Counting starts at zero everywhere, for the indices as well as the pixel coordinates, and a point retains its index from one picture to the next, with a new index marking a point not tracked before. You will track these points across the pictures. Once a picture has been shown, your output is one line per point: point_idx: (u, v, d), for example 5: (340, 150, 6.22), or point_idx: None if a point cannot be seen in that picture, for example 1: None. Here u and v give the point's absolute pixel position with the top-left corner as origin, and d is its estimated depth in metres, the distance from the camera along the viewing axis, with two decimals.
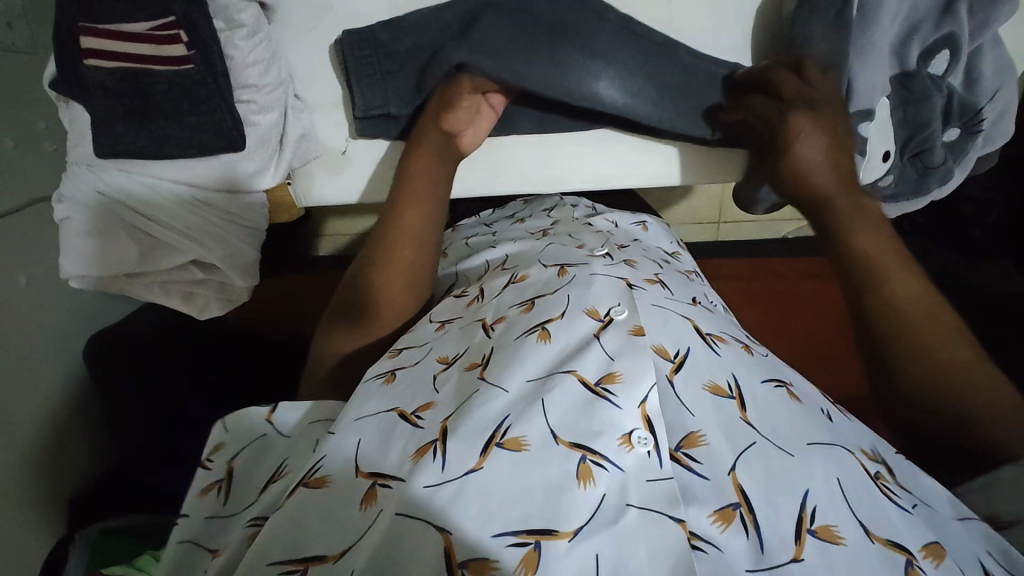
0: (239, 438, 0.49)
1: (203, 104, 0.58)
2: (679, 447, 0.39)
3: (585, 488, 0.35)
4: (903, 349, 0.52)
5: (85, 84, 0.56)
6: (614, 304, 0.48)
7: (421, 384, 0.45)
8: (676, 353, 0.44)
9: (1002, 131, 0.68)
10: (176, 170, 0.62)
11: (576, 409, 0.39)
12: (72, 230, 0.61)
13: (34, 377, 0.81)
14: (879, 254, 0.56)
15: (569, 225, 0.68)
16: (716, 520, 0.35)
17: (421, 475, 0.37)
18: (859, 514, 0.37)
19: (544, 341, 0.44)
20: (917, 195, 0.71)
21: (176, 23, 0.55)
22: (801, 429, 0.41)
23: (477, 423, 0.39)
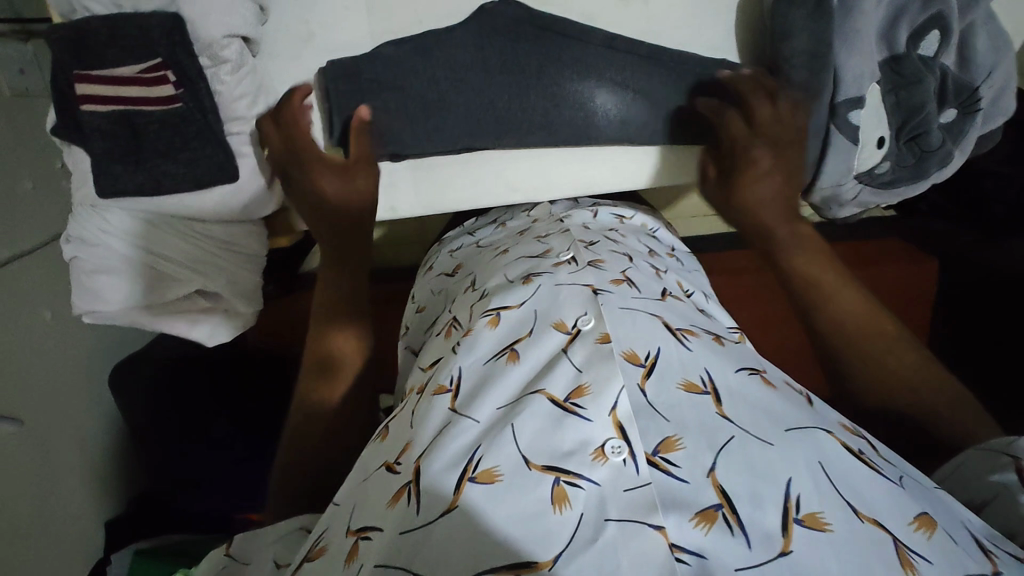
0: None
1: (193, 140, 0.60)
2: (656, 452, 0.37)
3: (561, 511, 0.35)
4: (851, 353, 0.56)
5: (83, 127, 0.58)
6: (581, 313, 0.47)
7: (405, 427, 0.45)
8: (646, 356, 0.44)
9: (1003, 107, 0.66)
10: (174, 205, 0.63)
11: (546, 429, 0.39)
12: (82, 269, 0.64)
13: (67, 405, 0.85)
14: (818, 272, 0.61)
15: (547, 227, 0.67)
16: (699, 522, 0.34)
17: (398, 518, 0.37)
18: (844, 496, 0.36)
19: (513, 362, 0.45)
20: (916, 179, 0.68)
21: (163, 64, 0.57)
22: (775, 419, 0.40)
23: (452, 455, 0.39)
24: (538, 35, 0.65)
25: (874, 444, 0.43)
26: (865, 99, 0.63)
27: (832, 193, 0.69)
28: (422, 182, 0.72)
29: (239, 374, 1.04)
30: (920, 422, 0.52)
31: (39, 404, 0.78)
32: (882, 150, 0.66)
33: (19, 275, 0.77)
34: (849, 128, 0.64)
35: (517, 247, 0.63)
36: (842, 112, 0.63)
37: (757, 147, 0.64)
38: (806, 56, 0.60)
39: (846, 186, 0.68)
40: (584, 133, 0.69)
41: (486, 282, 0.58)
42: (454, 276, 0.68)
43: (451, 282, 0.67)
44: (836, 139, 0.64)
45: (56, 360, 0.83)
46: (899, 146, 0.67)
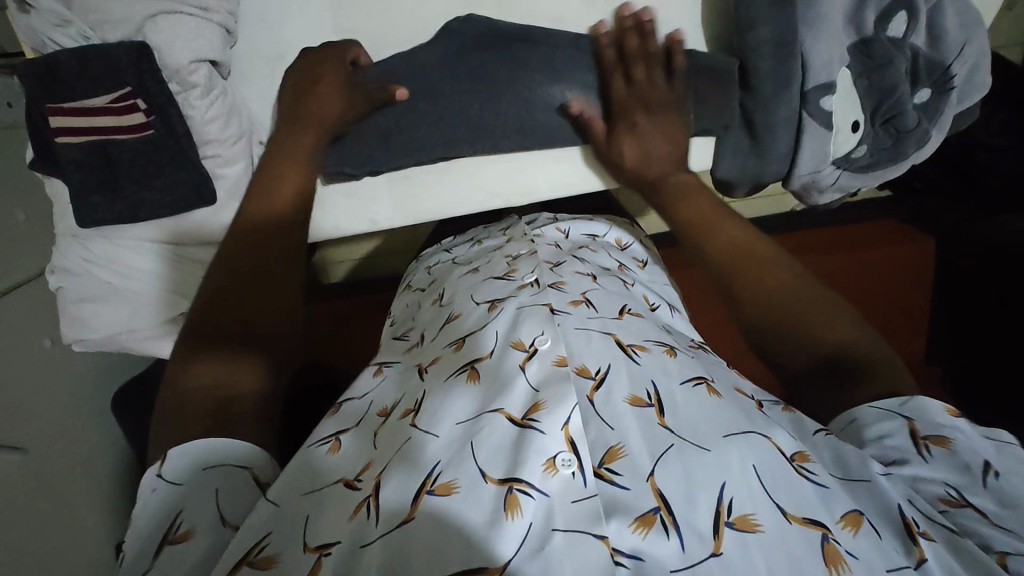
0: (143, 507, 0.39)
1: (167, 167, 0.61)
2: (602, 463, 0.39)
3: (512, 518, 0.36)
4: (743, 285, 0.53)
5: (60, 160, 0.59)
6: (538, 334, 0.48)
7: (364, 446, 0.44)
8: (597, 371, 0.45)
9: (977, 84, 0.65)
10: (160, 229, 0.65)
11: (504, 446, 0.39)
12: (67, 299, 0.64)
13: (72, 432, 0.86)
14: (699, 209, 0.60)
15: (515, 245, 0.68)
16: (636, 528, 0.35)
17: (356, 532, 0.37)
18: (775, 497, 0.37)
19: (473, 381, 0.45)
20: (895, 161, 0.68)
21: (133, 93, 0.58)
22: (717, 423, 0.40)
23: (410, 473, 0.39)
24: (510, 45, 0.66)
25: (815, 439, 0.42)
26: (836, 84, 0.63)
27: (811, 179, 0.68)
28: (400, 191, 0.72)
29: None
30: (838, 377, 0.46)
31: (44, 432, 0.79)
32: (858, 134, 0.65)
33: (16, 307, 0.78)
34: (822, 114, 0.64)
35: (484, 267, 0.64)
36: (813, 99, 0.63)
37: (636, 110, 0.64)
38: (773, 44, 0.60)
39: (824, 172, 0.68)
40: (559, 133, 0.69)
41: (454, 302, 0.59)
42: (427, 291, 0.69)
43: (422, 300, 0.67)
44: (809, 124, 0.64)
45: (59, 387, 0.84)
46: (874, 129, 0.66)
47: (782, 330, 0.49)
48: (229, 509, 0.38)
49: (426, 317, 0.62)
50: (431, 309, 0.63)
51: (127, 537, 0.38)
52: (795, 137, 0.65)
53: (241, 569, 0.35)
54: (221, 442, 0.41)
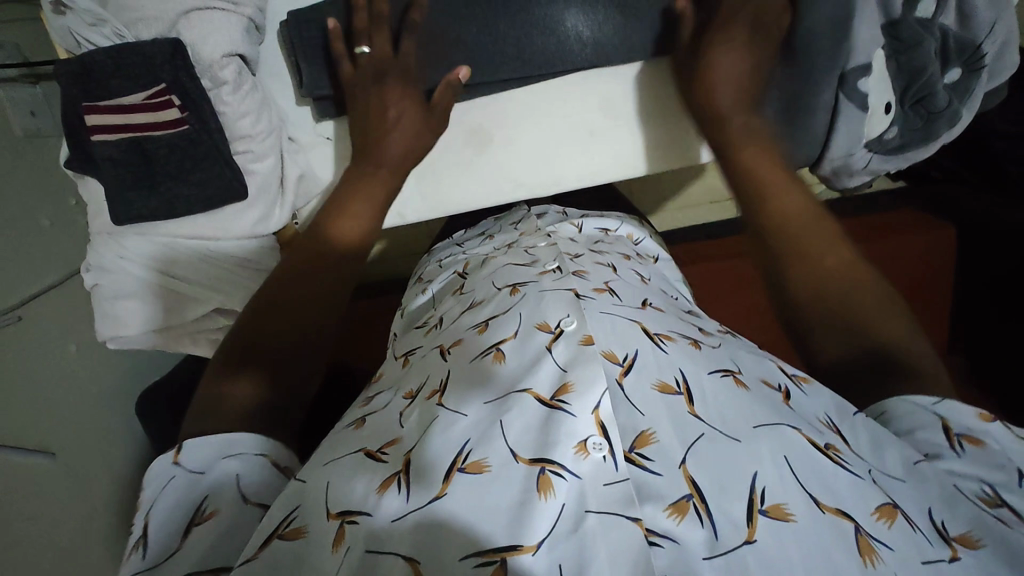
0: (154, 492, 0.41)
1: (202, 161, 0.62)
2: (632, 448, 0.38)
3: (545, 499, 0.35)
4: (786, 254, 0.53)
5: (96, 158, 0.60)
6: (564, 316, 0.47)
7: (388, 420, 0.44)
8: (624, 356, 0.43)
9: (1009, 60, 0.65)
10: (194, 227, 0.65)
11: (533, 427, 0.39)
12: (101, 295, 0.65)
13: (101, 429, 0.86)
14: (763, 166, 0.59)
15: (530, 240, 0.68)
16: (671, 513, 0.35)
17: (387, 510, 0.37)
18: (808, 486, 0.36)
19: (499, 362, 0.45)
20: (927, 142, 0.68)
21: (167, 89, 0.58)
22: (747, 413, 0.40)
23: (438, 451, 0.39)
24: (519, 19, 0.63)
25: (855, 419, 0.42)
26: (871, 65, 0.63)
27: (843, 163, 0.69)
28: (428, 184, 0.72)
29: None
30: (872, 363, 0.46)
31: (74, 429, 0.80)
32: (890, 115, 0.66)
33: (43, 311, 0.78)
34: (858, 96, 0.63)
35: (503, 255, 0.64)
36: (851, 80, 0.62)
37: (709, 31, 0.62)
38: (815, 23, 0.59)
39: (857, 155, 0.68)
40: (557, 63, 0.65)
41: (476, 289, 0.59)
42: (439, 282, 0.70)
43: (440, 291, 0.68)
44: (845, 106, 0.64)
45: (86, 391, 0.85)
46: (904, 111, 0.66)
47: (823, 306, 0.50)
48: (246, 486, 0.41)
49: (444, 303, 0.62)
50: (448, 298, 0.63)
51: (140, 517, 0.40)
52: (830, 118, 0.65)
53: (272, 540, 0.36)
54: (233, 434, 0.44)
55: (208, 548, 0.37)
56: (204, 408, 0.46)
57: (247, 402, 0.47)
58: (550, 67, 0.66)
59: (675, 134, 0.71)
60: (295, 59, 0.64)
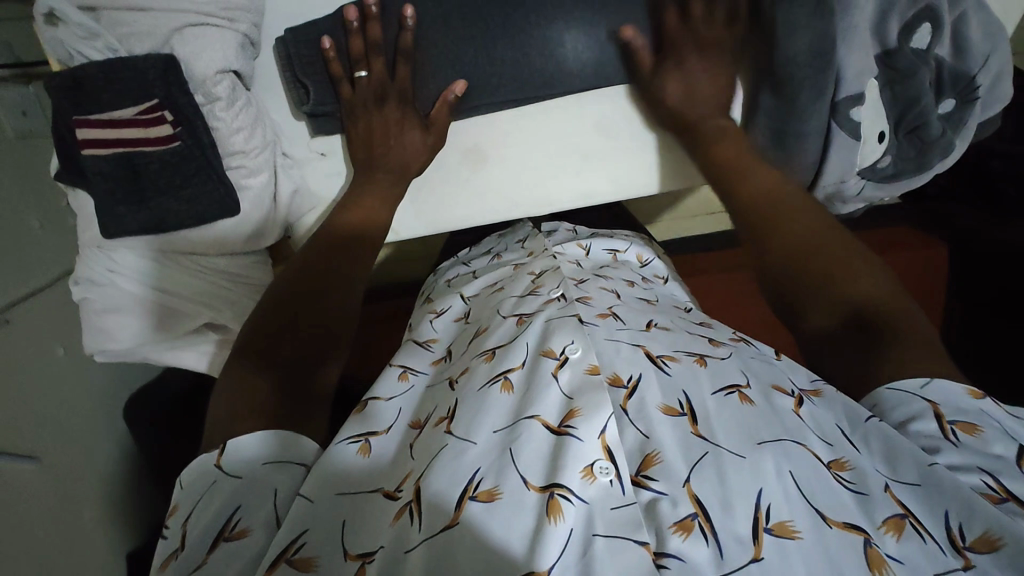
0: (194, 491, 0.41)
1: (193, 177, 0.61)
2: (638, 470, 0.39)
3: (555, 523, 0.36)
4: (762, 235, 0.58)
5: (86, 171, 0.59)
6: (568, 341, 0.46)
7: (400, 452, 0.46)
8: (629, 378, 0.44)
9: (1001, 94, 0.65)
10: (187, 242, 0.65)
11: (543, 454, 0.40)
12: (89, 308, 0.65)
13: (88, 436, 0.85)
14: (734, 154, 0.64)
15: (539, 257, 0.66)
16: (677, 531, 0.36)
17: (399, 536, 0.38)
18: (815, 502, 0.37)
19: (507, 392, 0.44)
20: (921, 171, 0.68)
21: (159, 105, 0.58)
22: (751, 430, 0.40)
23: (451, 476, 0.39)
24: (517, 41, 0.64)
25: (867, 427, 0.42)
26: (866, 95, 0.63)
27: (836, 189, 0.68)
28: (423, 202, 0.72)
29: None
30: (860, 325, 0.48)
31: (62, 436, 0.79)
32: (884, 145, 0.66)
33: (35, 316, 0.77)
34: (851, 125, 0.64)
35: (511, 283, 0.62)
36: (843, 110, 0.63)
37: (684, 47, 0.65)
38: (812, 54, 0.59)
39: (849, 182, 0.68)
40: (555, 83, 0.66)
41: (482, 315, 0.59)
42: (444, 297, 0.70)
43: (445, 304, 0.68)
44: (838, 135, 0.64)
45: (76, 397, 0.84)
46: (899, 140, 0.67)
47: (802, 284, 0.53)
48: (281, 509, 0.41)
49: (448, 327, 0.62)
50: (452, 319, 0.63)
51: (177, 519, 0.40)
52: (823, 145, 0.65)
53: (279, 566, 0.36)
54: (272, 440, 0.43)
55: (240, 570, 0.38)
56: (224, 414, 0.45)
57: (268, 393, 0.46)
58: (547, 88, 0.66)
59: (671, 158, 0.72)
60: (292, 76, 0.63)
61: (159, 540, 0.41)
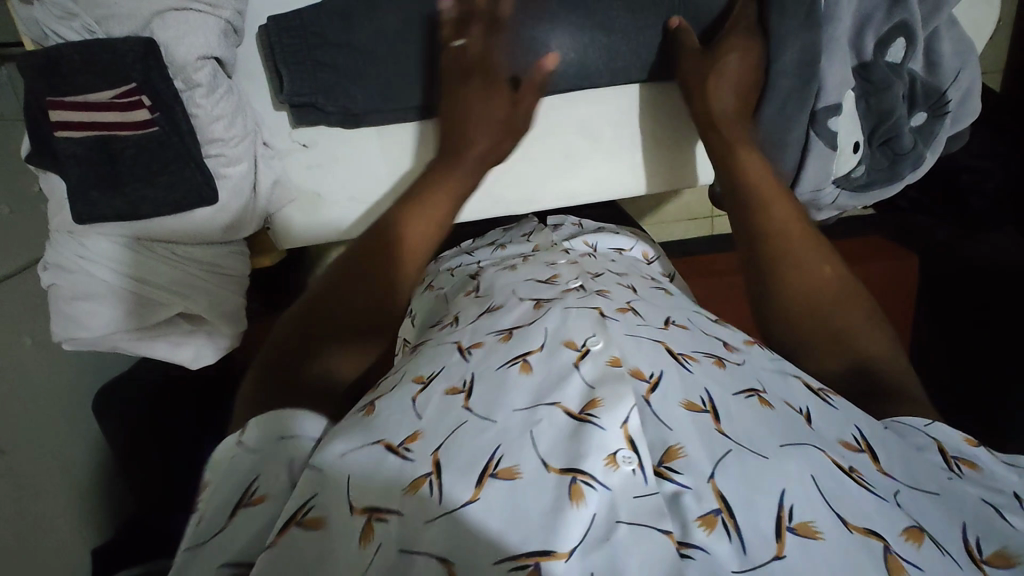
0: (215, 462, 0.41)
1: (171, 164, 0.60)
2: (661, 462, 0.39)
3: (577, 507, 0.36)
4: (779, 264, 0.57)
5: (59, 154, 0.58)
6: (590, 334, 0.46)
7: (400, 409, 0.42)
8: (651, 373, 0.43)
9: (970, 109, 0.68)
10: (159, 229, 0.64)
11: (564, 437, 0.39)
12: (59, 295, 0.63)
13: (54, 428, 0.83)
14: (757, 169, 0.62)
15: (548, 254, 0.66)
16: (701, 524, 0.36)
17: (418, 508, 0.36)
18: (835, 506, 0.37)
19: (525, 374, 0.43)
20: (891, 180, 0.70)
21: (137, 89, 0.57)
22: (774, 431, 0.41)
23: (471, 455, 0.38)
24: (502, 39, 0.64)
25: (887, 438, 0.44)
26: (843, 106, 0.65)
27: (813, 198, 0.70)
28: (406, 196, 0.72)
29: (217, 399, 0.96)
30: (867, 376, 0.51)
31: (27, 427, 0.77)
32: (859, 154, 0.68)
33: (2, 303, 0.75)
34: (829, 135, 0.65)
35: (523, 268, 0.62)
36: (822, 119, 0.64)
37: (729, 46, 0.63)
38: None
39: (825, 191, 0.70)
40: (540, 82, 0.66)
41: (492, 291, 0.58)
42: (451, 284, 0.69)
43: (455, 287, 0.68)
44: (817, 144, 0.66)
45: (44, 387, 0.82)
46: (873, 151, 0.69)
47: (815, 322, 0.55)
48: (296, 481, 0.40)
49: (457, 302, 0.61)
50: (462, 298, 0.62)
51: (196, 492, 0.40)
52: (802, 153, 0.67)
53: (290, 527, 0.35)
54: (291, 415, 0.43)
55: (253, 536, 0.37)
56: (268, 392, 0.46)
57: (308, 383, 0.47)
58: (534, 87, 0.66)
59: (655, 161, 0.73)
60: (275, 65, 0.62)
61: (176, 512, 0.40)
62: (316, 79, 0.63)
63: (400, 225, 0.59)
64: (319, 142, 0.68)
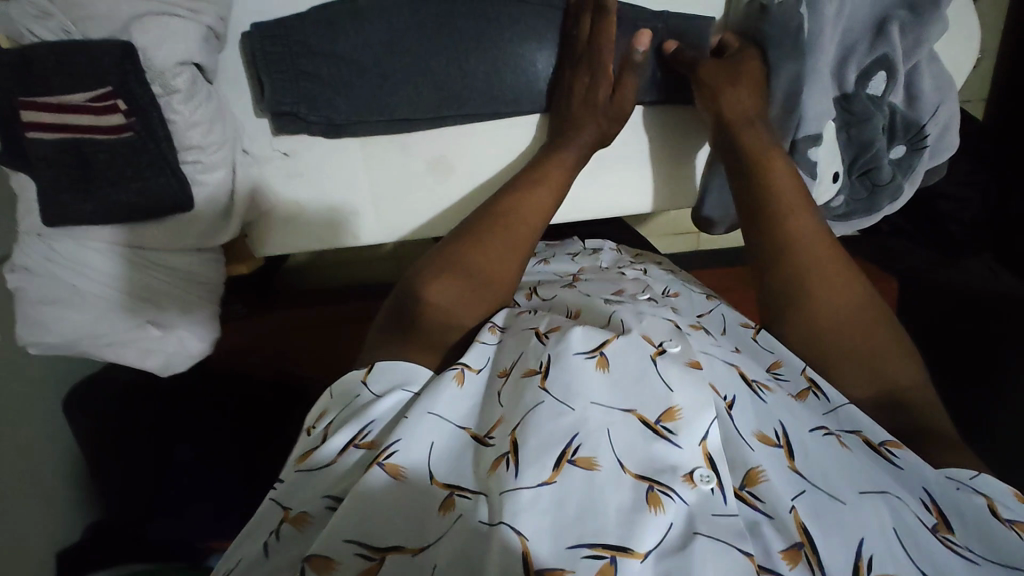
0: (342, 398, 0.48)
1: (145, 169, 0.59)
2: (742, 485, 0.41)
3: (655, 513, 0.37)
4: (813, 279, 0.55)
5: (30, 155, 0.57)
6: (668, 337, 0.47)
7: (489, 407, 0.46)
8: (726, 395, 0.44)
9: (949, 144, 0.69)
10: (134, 235, 0.63)
11: (638, 437, 0.41)
12: (25, 298, 0.61)
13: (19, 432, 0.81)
14: (784, 182, 0.60)
15: (602, 274, 0.67)
16: (784, 557, 0.38)
17: (498, 484, 0.38)
18: (920, 565, 0.38)
19: (601, 370, 0.43)
20: (870, 211, 0.71)
21: (114, 93, 0.56)
22: (852, 475, 0.42)
23: (551, 439, 0.39)
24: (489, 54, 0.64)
25: (962, 498, 0.43)
26: (823, 136, 0.66)
27: None
28: (386, 208, 0.71)
29: (195, 400, 0.93)
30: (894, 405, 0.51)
31: None
32: (836, 185, 0.68)
33: None
34: (809, 165, 0.66)
35: (587, 284, 0.62)
36: (802, 148, 0.65)
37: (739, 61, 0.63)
38: None
39: None
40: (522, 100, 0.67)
41: (558, 301, 0.58)
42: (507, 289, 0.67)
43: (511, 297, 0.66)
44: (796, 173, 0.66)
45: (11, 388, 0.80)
46: (851, 181, 0.69)
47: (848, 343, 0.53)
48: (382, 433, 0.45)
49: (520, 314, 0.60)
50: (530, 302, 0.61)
51: (324, 417, 0.48)
52: None
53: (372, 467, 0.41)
54: (414, 372, 0.49)
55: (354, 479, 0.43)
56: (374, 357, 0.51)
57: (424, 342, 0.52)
58: (516, 103, 0.68)
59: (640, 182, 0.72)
60: (257, 72, 0.62)
61: (303, 434, 0.49)
62: (297, 88, 0.62)
63: (516, 208, 0.63)
64: (300, 151, 0.67)
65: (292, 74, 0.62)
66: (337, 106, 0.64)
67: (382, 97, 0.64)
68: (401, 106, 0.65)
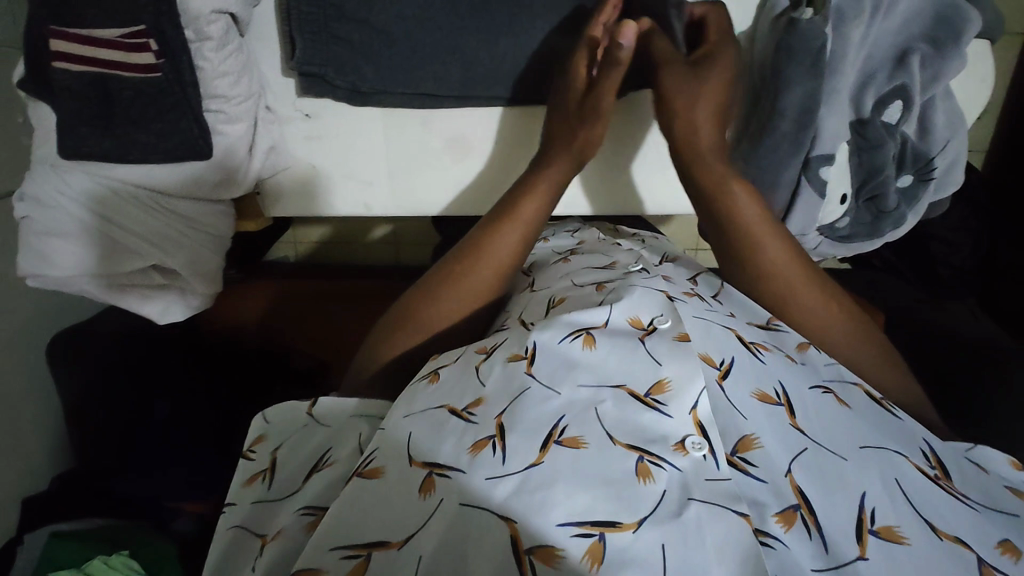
0: (285, 430, 0.52)
1: (168, 112, 0.59)
2: (734, 451, 0.41)
3: (645, 485, 0.38)
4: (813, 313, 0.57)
5: (54, 84, 0.57)
6: (657, 314, 0.49)
7: (466, 378, 0.46)
8: (721, 361, 0.46)
9: (955, 178, 0.71)
10: (147, 175, 0.62)
11: (628, 416, 0.41)
12: (31, 228, 0.62)
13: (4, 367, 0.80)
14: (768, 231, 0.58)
15: (599, 245, 0.67)
16: (778, 520, 0.38)
17: (484, 467, 0.39)
18: (924, 514, 0.40)
19: (589, 348, 0.46)
20: (871, 236, 0.73)
21: (146, 32, 0.56)
22: (852, 435, 0.44)
23: (538, 419, 0.41)
24: (521, 39, 0.64)
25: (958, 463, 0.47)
26: (835, 157, 0.68)
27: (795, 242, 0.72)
28: (400, 182, 0.72)
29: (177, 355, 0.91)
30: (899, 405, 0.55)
31: None
32: (843, 206, 0.70)
33: None
34: (818, 182, 0.68)
35: (578, 258, 0.63)
36: (814, 167, 0.67)
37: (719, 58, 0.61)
38: (798, 109, 0.63)
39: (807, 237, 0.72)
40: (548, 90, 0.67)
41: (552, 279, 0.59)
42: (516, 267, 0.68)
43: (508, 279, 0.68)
44: (805, 190, 0.68)
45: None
46: (858, 205, 0.71)
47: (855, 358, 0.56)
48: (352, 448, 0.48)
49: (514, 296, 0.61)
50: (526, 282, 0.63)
51: (271, 450, 0.51)
52: (792, 196, 0.69)
53: (354, 477, 0.42)
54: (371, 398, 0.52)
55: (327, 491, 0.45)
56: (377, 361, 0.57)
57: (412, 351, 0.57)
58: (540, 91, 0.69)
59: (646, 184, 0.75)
60: (290, 31, 0.62)
61: (242, 462, 0.51)
62: (328, 51, 0.63)
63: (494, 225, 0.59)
64: (322, 115, 0.68)
65: (324, 36, 0.62)
66: (364, 74, 0.64)
67: (410, 70, 0.64)
68: (428, 81, 0.65)
